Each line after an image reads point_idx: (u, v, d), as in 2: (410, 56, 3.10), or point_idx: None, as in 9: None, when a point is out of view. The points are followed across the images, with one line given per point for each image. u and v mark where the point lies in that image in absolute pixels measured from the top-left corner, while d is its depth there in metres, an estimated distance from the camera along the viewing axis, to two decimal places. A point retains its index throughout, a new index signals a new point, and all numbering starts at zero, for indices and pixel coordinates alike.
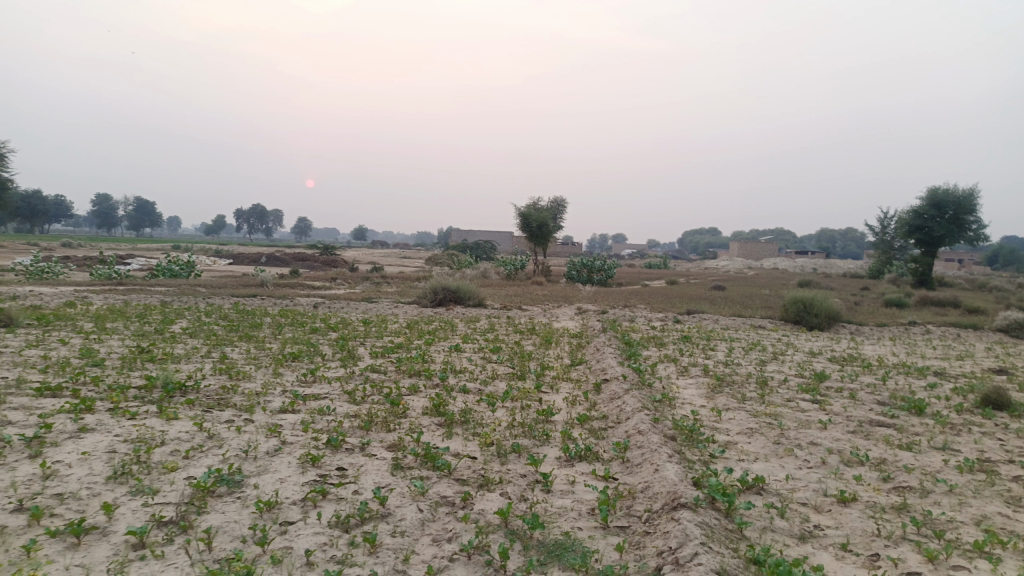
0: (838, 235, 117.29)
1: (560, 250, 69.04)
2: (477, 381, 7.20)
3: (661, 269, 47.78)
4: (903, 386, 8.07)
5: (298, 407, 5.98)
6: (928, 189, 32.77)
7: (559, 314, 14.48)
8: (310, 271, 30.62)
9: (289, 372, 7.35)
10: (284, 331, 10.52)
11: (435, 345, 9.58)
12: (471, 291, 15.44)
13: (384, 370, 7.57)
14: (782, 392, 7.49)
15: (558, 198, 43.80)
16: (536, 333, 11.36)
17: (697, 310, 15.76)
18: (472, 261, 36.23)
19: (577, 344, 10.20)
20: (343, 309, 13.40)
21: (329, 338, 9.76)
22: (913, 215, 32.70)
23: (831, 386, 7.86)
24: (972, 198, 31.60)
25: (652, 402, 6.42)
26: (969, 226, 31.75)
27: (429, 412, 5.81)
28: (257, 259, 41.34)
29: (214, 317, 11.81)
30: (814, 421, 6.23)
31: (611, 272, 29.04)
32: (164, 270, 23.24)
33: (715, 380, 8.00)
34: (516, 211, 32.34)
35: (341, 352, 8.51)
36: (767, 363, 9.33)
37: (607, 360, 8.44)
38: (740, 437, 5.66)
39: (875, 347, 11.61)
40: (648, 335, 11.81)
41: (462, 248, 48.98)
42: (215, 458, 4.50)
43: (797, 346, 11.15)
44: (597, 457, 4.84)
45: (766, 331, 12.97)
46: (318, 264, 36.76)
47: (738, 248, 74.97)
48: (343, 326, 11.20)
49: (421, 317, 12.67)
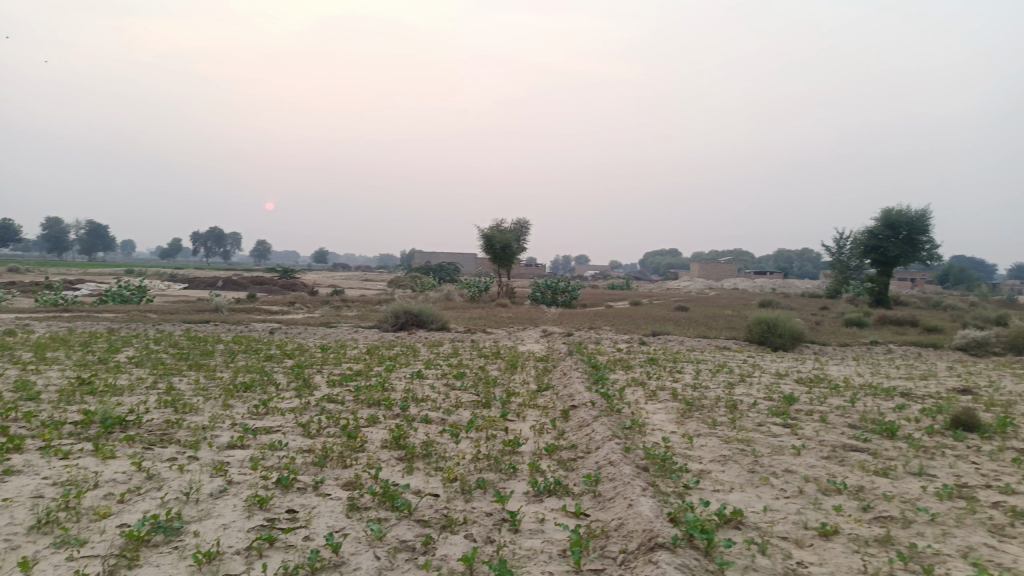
0: (795, 255, 119.62)
1: (523, 271, 69.01)
2: (440, 410, 6.89)
3: (625, 291, 47.94)
4: (871, 407, 7.99)
5: (248, 442, 5.61)
6: (882, 210, 33.49)
7: (524, 337, 14.23)
8: (269, 295, 29.95)
9: (240, 404, 6.95)
10: (237, 359, 10.06)
11: (396, 372, 9.25)
12: (433, 314, 15.13)
13: (342, 400, 7.22)
14: (753, 416, 7.34)
15: (521, 220, 43.75)
16: (500, 357, 11.07)
17: (662, 331, 15.66)
18: (435, 283, 35.86)
19: (543, 368, 9.96)
20: (301, 335, 12.96)
21: (284, 366, 9.35)
22: (868, 236, 33.36)
23: (801, 409, 7.73)
24: (924, 219, 32.38)
25: (621, 430, 6.19)
26: (922, 246, 32.50)
27: (388, 446, 5.49)
28: (214, 282, 40.36)
29: (163, 345, 11.28)
30: (788, 447, 6.05)
31: (575, 294, 28.95)
32: (115, 295, 22.43)
33: (684, 404, 7.81)
34: (480, 233, 32.13)
35: (296, 381, 8.12)
36: (736, 386, 9.19)
37: (574, 385, 8.20)
38: (713, 466, 5.45)
39: (840, 368, 11.60)
40: (614, 358, 11.62)
41: (424, 271, 48.55)
42: (153, 502, 4.12)
43: (763, 368, 11.07)
44: (567, 492, 4.57)
45: (732, 352, 12.90)
46: (277, 288, 36.01)
47: (699, 268, 75.81)
48: (301, 353, 10.79)
49: (382, 342, 12.30)
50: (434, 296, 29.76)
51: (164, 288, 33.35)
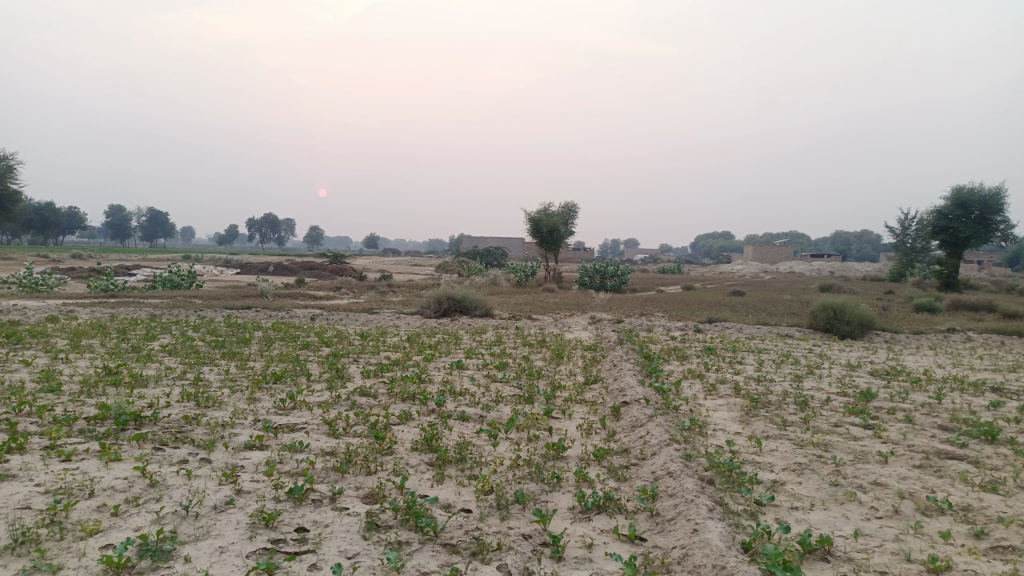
0: (854, 237, 115.49)
1: (571, 255, 68.33)
2: (478, 406, 6.32)
3: (676, 275, 46.66)
4: (962, 405, 7.12)
5: (267, 442, 5.12)
6: (952, 188, 31.59)
7: (571, 324, 13.59)
8: (316, 281, 29.88)
9: (266, 398, 6.49)
10: (272, 348, 9.67)
11: (435, 362, 8.72)
12: (477, 300, 14.60)
13: (374, 393, 6.70)
14: (827, 415, 6.56)
15: (569, 203, 42.83)
16: (546, 346, 10.45)
17: (718, 318, 14.81)
18: (482, 268, 35.34)
19: (591, 359, 9.30)
20: (341, 322, 12.57)
21: (319, 355, 8.92)
22: (937, 216, 31.55)
23: (881, 407, 6.91)
24: (999, 197, 30.40)
25: (680, 432, 5.51)
26: (996, 226, 30.54)
27: (419, 448, 4.94)
28: (263, 268, 40.71)
29: (200, 333, 10.99)
30: (872, 454, 5.30)
31: (625, 278, 28.08)
32: (164, 280, 22.60)
33: (749, 401, 7.07)
34: (527, 216, 31.46)
35: (329, 372, 7.66)
36: (804, 379, 8.40)
37: (626, 377, 7.53)
38: (788, 477, 4.75)
39: (917, 358, 10.63)
40: (668, 347, 10.91)
41: (472, 255, 48.29)
42: (147, 517, 3.64)
43: (831, 358, 10.19)
44: (618, 509, 3.94)
45: (796, 341, 12.01)
46: (326, 273, 36.21)
47: (754, 251, 73.40)
48: (338, 340, 10.36)
49: (423, 329, 11.81)
50: (480, 281, 29.25)
51: (214, 273, 33.68)
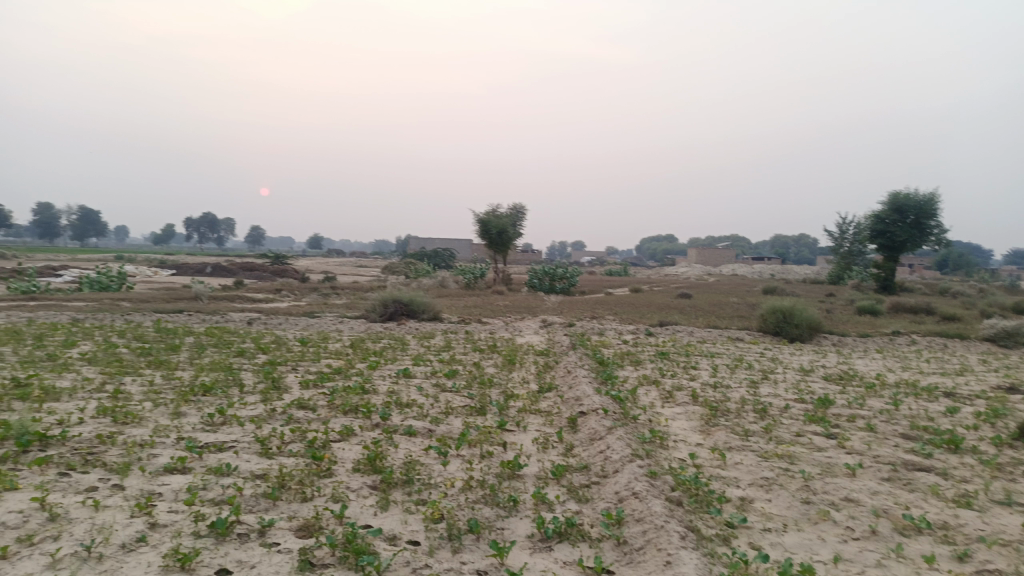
0: (793, 241, 118.62)
1: (519, 257, 68.18)
2: (427, 418, 5.90)
3: (623, 277, 46.94)
4: (918, 411, 7.03)
5: (191, 465, 4.60)
6: (889, 193, 32.47)
7: (521, 328, 13.24)
8: (256, 282, 28.82)
9: (193, 412, 5.93)
10: (204, 355, 9.03)
11: (380, 370, 8.24)
12: (425, 303, 14.13)
13: (313, 406, 6.20)
14: (788, 424, 6.36)
15: (518, 205, 42.61)
16: (497, 352, 10.07)
17: (669, 321, 14.69)
18: (430, 270, 34.74)
19: (544, 365, 8.96)
20: (280, 327, 11.94)
21: (255, 363, 8.34)
22: (875, 221, 32.37)
23: (840, 414, 6.76)
24: (933, 203, 31.38)
25: (642, 445, 5.21)
26: (930, 231, 31.51)
27: (361, 469, 4.50)
28: (200, 269, 39.21)
29: (125, 339, 10.23)
30: (840, 466, 5.09)
31: (574, 280, 27.91)
32: (91, 281, 21.37)
33: (708, 409, 6.83)
34: (475, 218, 31.03)
35: (265, 382, 7.12)
36: (760, 385, 8.23)
37: (581, 385, 7.21)
38: (756, 494, 4.48)
39: (867, 362, 10.64)
40: (621, 351, 10.67)
41: (419, 256, 47.62)
42: (40, 561, 3.10)
43: (784, 363, 10.10)
44: (582, 537, 3.59)
45: (748, 345, 11.91)
46: (267, 274, 35.06)
47: (698, 254, 74.47)
48: (277, 347, 9.77)
49: (368, 334, 11.28)
50: (426, 283, 28.66)
51: (147, 274, 32.20)
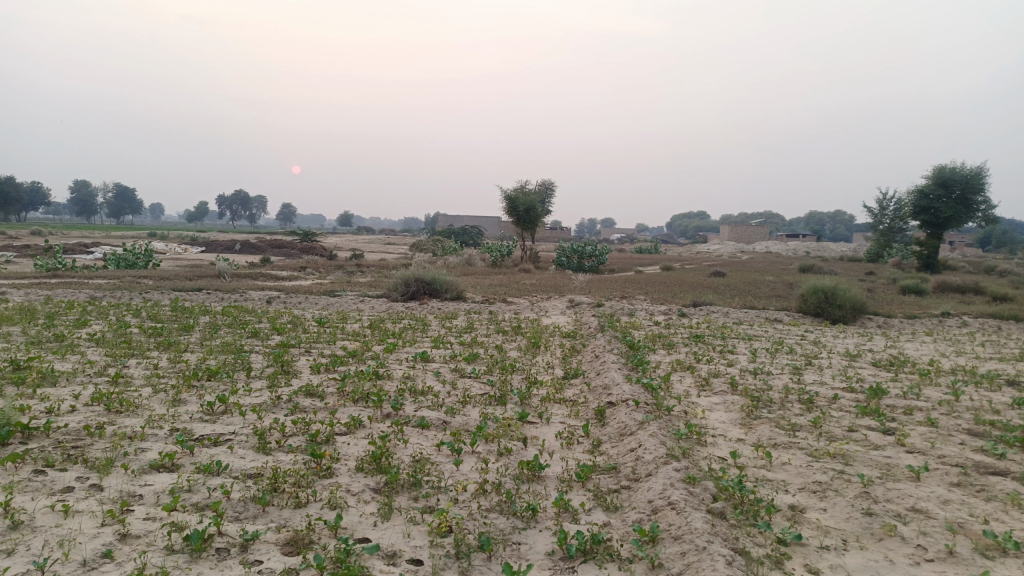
0: (828, 218, 115.89)
1: (548, 234, 67.48)
2: (443, 408, 5.45)
3: (653, 255, 46.01)
4: (982, 402, 6.39)
5: (181, 461, 4.20)
6: (933, 167, 31.13)
7: (548, 308, 12.75)
8: (282, 260, 28.65)
9: (192, 401, 5.54)
10: (216, 336, 8.67)
11: (397, 352, 7.82)
12: (448, 282, 13.70)
13: (321, 393, 5.78)
14: (839, 417, 5.79)
15: (546, 180, 41.87)
16: (521, 334, 9.58)
17: (702, 301, 14.05)
18: (457, 247, 34.27)
19: (571, 349, 8.46)
20: (299, 306, 11.59)
21: (266, 345, 7.96)
22: (918, 196, 31.09)
23: (895, 407, 6.16)
24: (980, 177, 30.00)
25: (677, 442, 4.69)
26: (976, 206, 30.20)
27: (365, 469, 4.05)
28: (228, 246, 39.29)
29: (139, 318, 9.93)
30: (903, 469, 4.51)
31: (603, 258, 27.26)
32: (117, 259, 21.34)
33: (748, 399, 6.27)
34: (502, 194, 30.46)
35: (274, 367, 6.72)
36: (804, 372, 7.65)
37: (610, 372, 6.69)
38: (809, 502, 3.95)
39: (917, 346, 9.95)
40: (652, 333, 10.13)
41: (447, 234, 47.22)
42: None
43: (828, 347, 9.47)
44: (610, 557, 3.10)
45: (787, 327, 11.26)
46: (295, 251, 34.96)
47: (730, 231, 72.85)
48: (292, 328, 9.40)
49: (387, 314, 10.87)
50: (452, 261, 28.23)
51: (176, 251, 32.25)
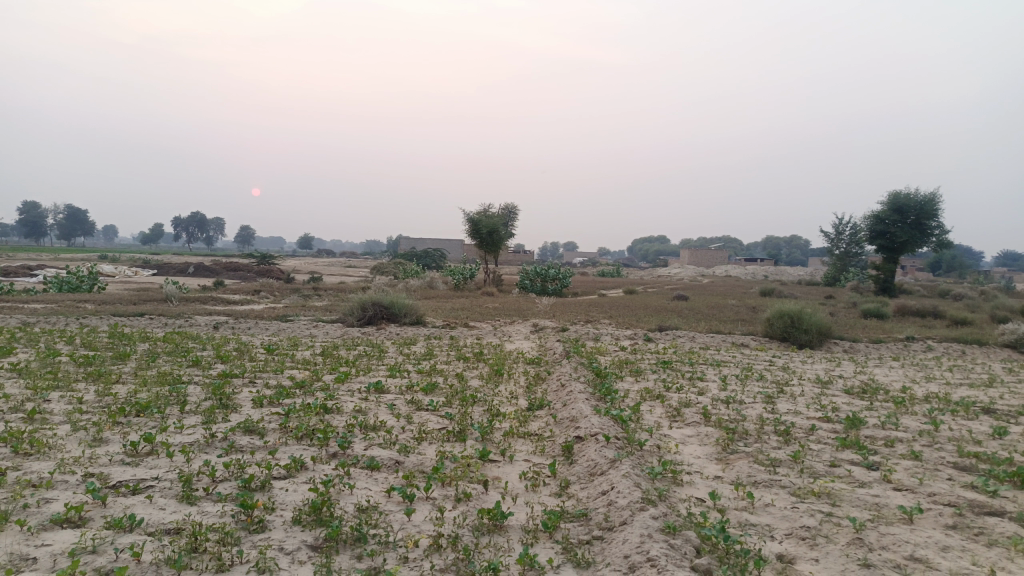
0: (785, 243, 118.11)
1: (511, 258, 67.30)
2: (395, 446, 4.97)
3: (615, 278, 46.04)
4: (963, 432, 6.14)
5: (89, 515, 3.65)
6: (889, 193, 31.71)
7: (511, 333, 12.34)
8: (238, 283, 27.76)
9: (115, 441, 4.96)
10: (153, 366, 8.03)
11: (349, 382, 7.31)
12: (407, 306, 13.21)
13: (262, 430, 5.26)
14: (819, 450, 5.46)
15: (508, 203, 41.66)
16: (482, 361, 9.13)
17: (668, 325, 13.79)
18: (418, 269, 33.71)
19: (535, 377, 8.03)
20: (249, 332, 10.98)
21: (207, 376, 7.36)
22: (874, 221, 31.60)
23: (875, 439, 5.86)
24: (934, 203, 30.63)
25: (653, 483, 4.29)
26: (930, 231, 30.77)
27: (303, 522, 3.56)
28: (181, 269, 38.08)
29: (71, 346, 9.22)
30: (895, 510, 4.17)
31: (566, 282, 27.04)
32: (59, 282, 20.37)
33: (723, 432, 5.91)
34: (465, 217, 30.08)
35: (212, 400, 6.16)
36: (778, 400, 7.34)
37: (577, 403, 6.29)
38: (800, 552, 3.57)
39: (887, 372, 9.76)
40: (619, 359, 9.78)
41: (409, 257, 46.65)
42: None
43: (798, 373, 9.23)
44: None
45: (755, 352, 11.01)
46: (251, 274, 34.02)
47: (690, 255, 73.67)
48: (238, 356, 8.80)
49: (342, 341, 10.34)
50: (414, 284, 27.69)
51: (126, 275, 31.07)
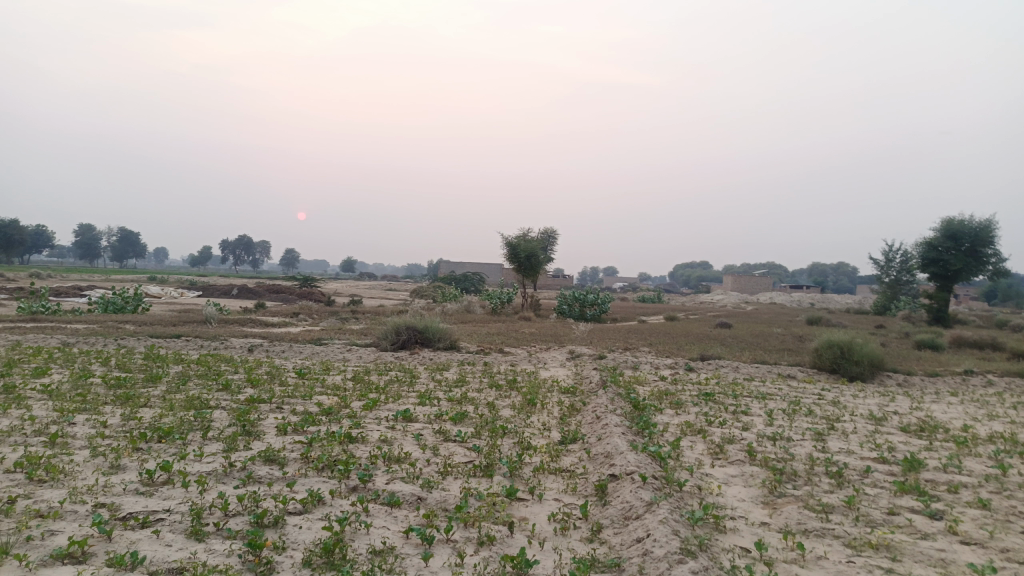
0: (831, 270, 115.55)
1: (550, 282, 67.03)
2: (418, 481, 4.72)
3: (656, 305, 45.33)
4: None
5: (92, 550, 3.47)
6: (942, 220, 30.65)
7: (547, 360, 12.05)
8: (278, 305, 28.02)
9: (133, 469, 4.82)
10: (183, 389, 7.94)
11: (377, 410, 7.11)
12: (441, 331, 13.03)
13: (282, 460, 5.07)
14: (875, 496, 5.05)
15: (548, 229, 41.52)
16: (516, 389, 8.86)
17: (710, 354, 13.34)
18: (457, 293, 33.64)
19: (569, 407, 7.73)
20: (282, 355, 10.90)
21: (234, 400, 7.24)
22: (926, 248, 30.53)
23: (936, 483, 5.41)
24: (990, 230, 29.48)
25: (693, 531, 3.95)
26: (986, 259, 29.56)
27: (313, 565, 3.33)
28: (225, 291, 38.74)
29: (106, 368, 9.23)
30: (965, 568, 3.75)
31: (606, 307, 26.66)
32: (105, 303, 20.77)
33: (769, 473, 5.52)
34: (504, 241, 29.96)
35: (236, 427, 6.00)
36: (828, 438, 6.91)
37: (612, 437, 5.97)
38: None
39: (945, 408, 9.19)
40: (657, 389, 9.42)
41: (447, 280, 46.77)
42: None
43: (849, 408, 8.74)
44: None
45: (802, 385, 10.50)
46: (292, 296, 34.41)
47: (733, 281, 72.47)
48: (269, 379, 8.69)
49: (374, 365, 10.17)
50: (451, 308, 27.62)
51: (171, 296, 31.66)
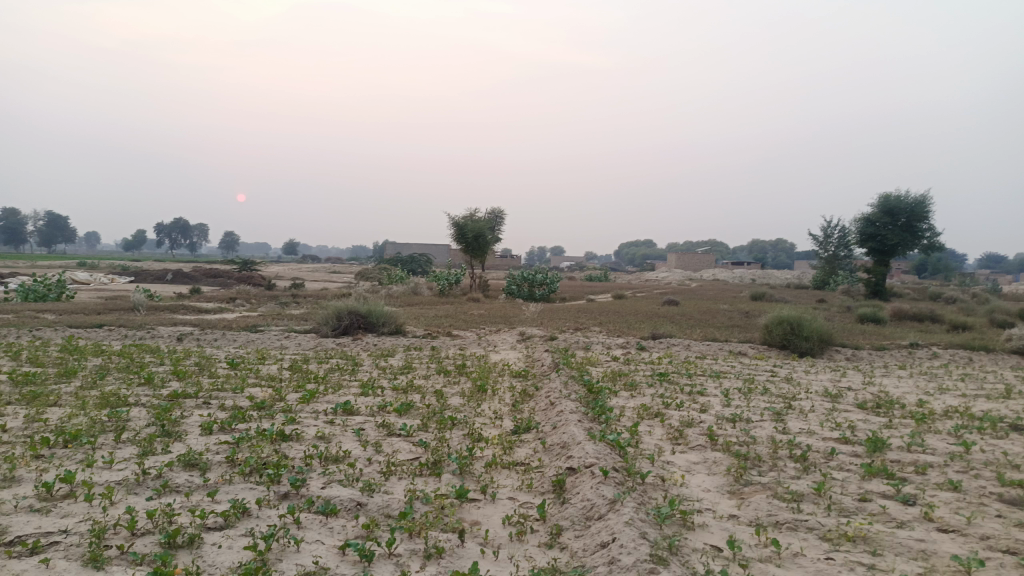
0: (771, 246, 118.31)
1: (497, 263, 66.59)
2: (357, 485, 4.26)
3: (604, 283, 45.34)
4: (998, 454, 5.50)
5: None
6: (879, 195, 31.32)
7: (496, 343, 11.66)
8: (215, 291, 26.84)
9: (28, 482, 4.21)
10: (99, 384, 7.25)
11: (315, 402, 6.59)
12: (385, 315, 12.49)
13: (205, 464, 4.53)
14: (844, 480, 4.81)
15: (495, 209, 41.02)
16: (465, 375, 8.42)
17: (661, 333, 13.15)
18: (403, 274, 32.92)
19: (521, 393, 7.35)
20: (215, 344, 10.23)
21: (155, 397, 6.61)
22: (865, 224, 31.16)
23: (903, 465, 5.22)
24: (924, 205, 30.26)
25: (662, 533, 3.60)
26: (921, 233, 30.36)
27: None
28: (159, 276, 37.06)
29: (15, 363, 8.42)
30: (951, 562, 3.49)
31: (554, 287, 26.40)
32: (24, 291, 19.44)
33: (733, 459, 5.23)
34: (450, 221, 29.34)
35: (155, 428, 5.41)
36: (787, 418, 6.69)
37: (568, 425, 5.61)
38: None
39: (896, 383, 9.15)
40: (611, 371, 9.11)
41: (393, 262, 45.87)
42: None
43: (804, 385, 8.60)
44: None
45: (754, 362, 10.36)
46: (230, 281, 33.11)
47: (677, 259, 73.37)
48: (197, 371, 8.05)
49: (314, 353, 9.60)
50: (397, 290, 26.95)
51: (98, 283, 30.01)
